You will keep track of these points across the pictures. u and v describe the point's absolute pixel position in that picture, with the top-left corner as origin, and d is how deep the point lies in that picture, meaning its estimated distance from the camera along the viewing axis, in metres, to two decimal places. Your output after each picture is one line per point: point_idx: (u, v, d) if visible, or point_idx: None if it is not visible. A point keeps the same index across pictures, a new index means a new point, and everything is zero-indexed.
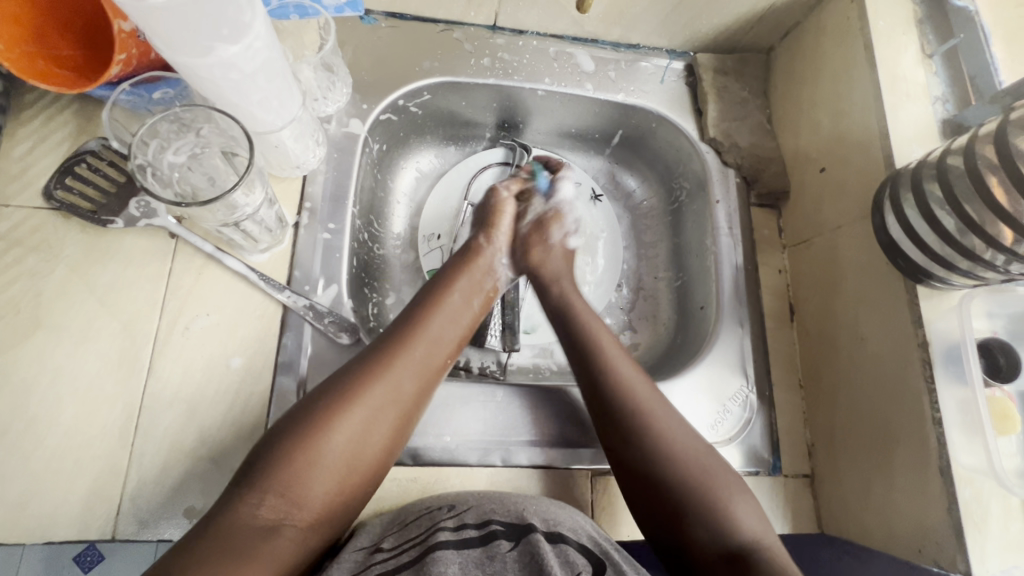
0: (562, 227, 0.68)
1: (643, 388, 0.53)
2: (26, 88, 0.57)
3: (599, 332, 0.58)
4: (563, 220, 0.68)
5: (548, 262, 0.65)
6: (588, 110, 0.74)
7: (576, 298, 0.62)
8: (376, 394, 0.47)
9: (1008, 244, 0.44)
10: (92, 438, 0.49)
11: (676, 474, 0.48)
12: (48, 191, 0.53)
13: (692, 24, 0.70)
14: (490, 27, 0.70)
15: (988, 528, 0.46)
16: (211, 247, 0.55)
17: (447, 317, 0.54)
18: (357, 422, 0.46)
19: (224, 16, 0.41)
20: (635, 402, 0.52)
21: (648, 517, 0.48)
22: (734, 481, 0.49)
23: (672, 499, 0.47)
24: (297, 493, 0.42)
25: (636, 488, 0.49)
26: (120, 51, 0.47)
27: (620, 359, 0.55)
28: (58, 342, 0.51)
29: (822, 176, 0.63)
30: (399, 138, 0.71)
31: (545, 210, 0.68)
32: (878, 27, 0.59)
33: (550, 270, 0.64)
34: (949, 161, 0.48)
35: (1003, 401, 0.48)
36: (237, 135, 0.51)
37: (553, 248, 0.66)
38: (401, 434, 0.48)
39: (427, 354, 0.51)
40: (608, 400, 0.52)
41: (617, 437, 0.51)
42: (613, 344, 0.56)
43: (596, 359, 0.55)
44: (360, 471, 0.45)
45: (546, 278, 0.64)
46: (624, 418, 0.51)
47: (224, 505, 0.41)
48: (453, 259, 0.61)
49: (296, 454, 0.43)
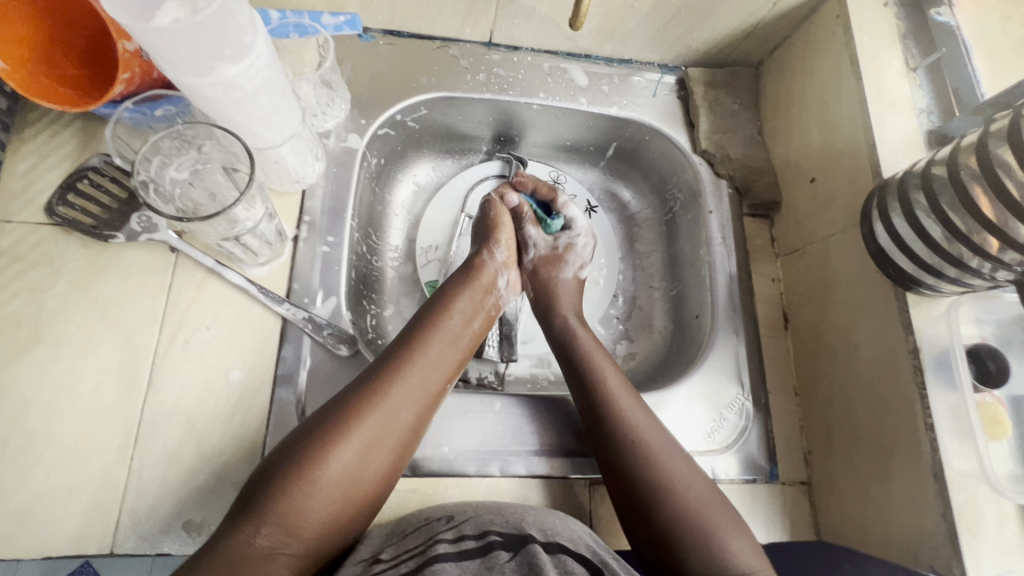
0: (572, 265, 0.67)
1: (649, 426, 0.52)
2: (30, 106, 0.58)
3: (600, 361, 0.58)
4: (574, 254, 0.67)
5: (561, 293, 0.65)
6: (583, 124, 0.75)
7: (579, 329, 0.62)
8: (370, 423, 0.47)
9: (993, 252, 0.45)
10: (92, 451, 0.49)
11: (675, 507, 0.48)
12: (51, 207, 0.54)
13: (683, 39, 0.72)
14: (485, 44, 0.72)
15: (982, 534, 0.47)
16: (212, 260, 0.56)
17: (445, 342, 0.54)
18: (353, 451, 0.45)
19: (225, 37, 0.42)
20: (636, 441, 0.51)
21: (646, 544, 0.48)
22: (726, 511, 0.48)
23: (668, 534, 0.47)
24: (293, 521, 0.42)
25: (634, 521, 0.49)
26: (124, 70, 0.48)
27: (619, 384, 0.55)
28: (58, 356, 0.51)
29: (813, 186, 0.65)
30: (397, 152, 0.73)
31: (553, 245, 0.66)
32: (863, 42, 0.61)
33: (562, 301, 0.64)
34: (934, 171, 0.49)
35: (993, 406, 0.49)
36: (238, 151, 0.52)
37: (563, 283, 0.66)
38: (399, 459, 0.48)
39: (424, 380, 0.51)
40: (611, 437, 0.52)
41: (619, 474, 0.51)
42: (611, 369, 0.57)
43: (602, 396, 0.54)
44: (357, 497, 0.46)
45: (555, 302, 0.64)
46: (632, 463, 0.50)
47: (222, 535, 0.41)
48: (454, 276, 0.61)
49: (293, 482, 0.43)
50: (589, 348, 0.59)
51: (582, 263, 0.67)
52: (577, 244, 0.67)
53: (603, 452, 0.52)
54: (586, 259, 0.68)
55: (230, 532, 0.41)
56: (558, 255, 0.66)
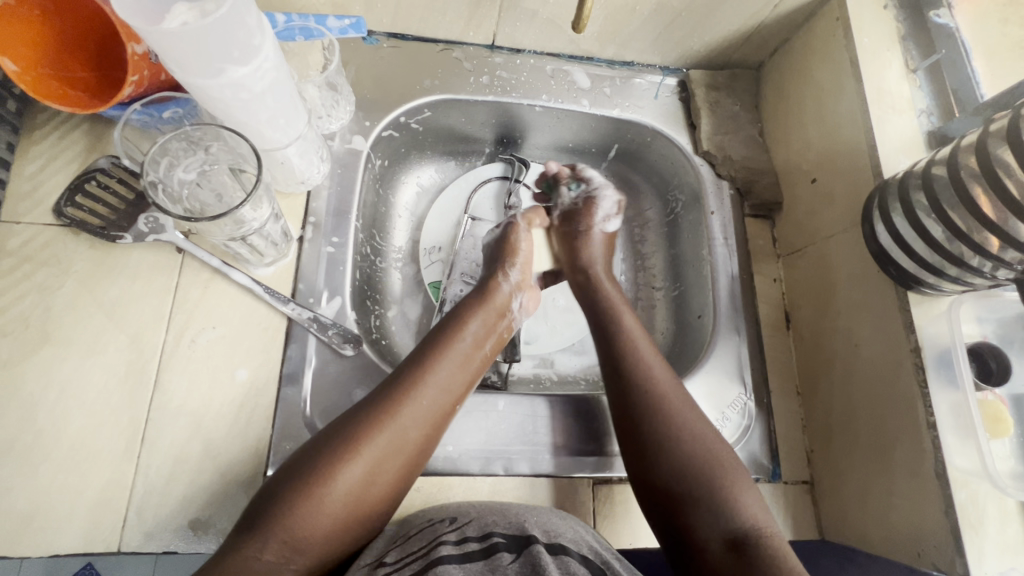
0: (596, 217, 0.72)
1: (662, 370, 0.55)
2: (39, 108, 0.58)
3: (623, 312, 0.61)
4: (597, 207, 0.73)
5: (589, 244, 0.70)
6: (585, 125, 0.76)
7: (607, 283, 0.66)
8: (380, 441, 0.47)
9: (994, 251, 0.46)
10: (100, 449, 0.49)
11: (683, 452, 0.49)
12: (59, 207, 0.54)
13: (684, 42, 0.72)
14: (488, 46, 0.73)
15: (984, 531, 0.47)
16: (218, 260, 0.57)
17: (456, 362, 0.54)
18: (361, 470, 0.46)
19: (234, 40, 0.42)
20: (652, 383, 0.53)
21: (651, 494, 0.49)
22: (736, 463, 0.49)
23: (672, 480, 0.48)
24: (299, 538, 0.43)
25: (643, 473, 0.50)
26: (132, 73, 0.49)
27: (641, 336, 0.58)
28: (66, 355, 0.52)
29: (814, 187, 0.65)
30: (401, 154, 0.73)
31: (575, 203, 0.74)
32: (863, 44, 0.61)
33: (587, 256, 0.69)
34: (934, 171, 0.50)
35: (995, 405, 0.49)
36: (244, 153, 0.52)
37: (592, 233, 0.71)
38: (405, 478, 0.48)
39: (434, 400, 0.51)
40: (627, 371, 0.55)
41: (631, 417, 0.52)
42: (634, 321, 0.60)
43: (621, 342, 0.57)
44: (362, 514, 0.46)
45: (582, 255, 0.69)
46: (645, 408, 0.52)
47: (229, 549, 0.41)
48: (468, 297, 0.61)
49: (300, 500, 0.43)
50: (616, 303, 0.63)
51: (607, 215, 0.73)
52: (599, 198, 0.73)
53: (618, 396, 0.54)
54: (610, 212, 0.74)
55: (237, 545, 0.41)
56: (584, 209, 0.72)
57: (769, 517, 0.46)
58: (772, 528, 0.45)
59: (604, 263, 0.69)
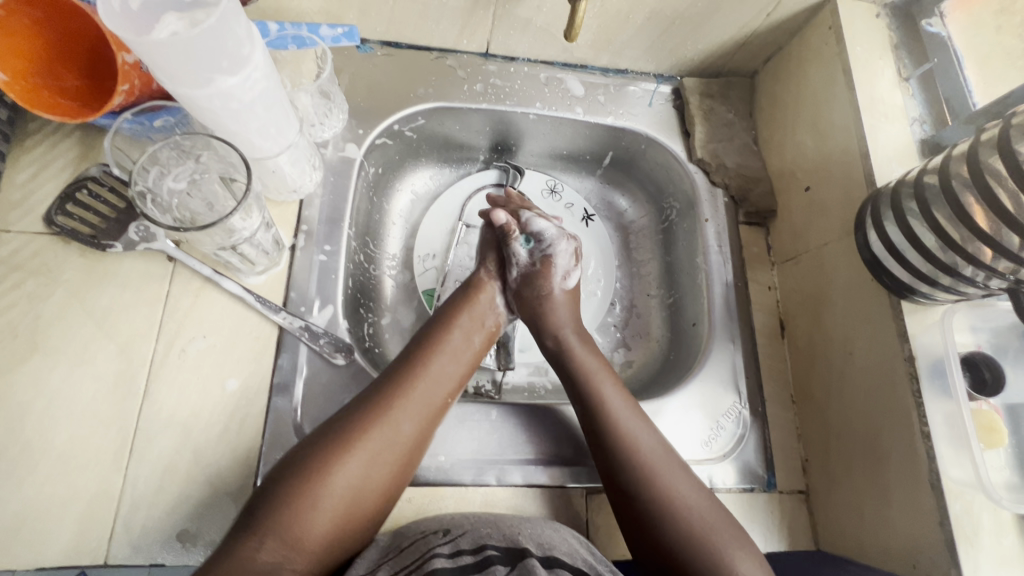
0: (556, 278, 0.63)
1: (627, 408, 0.55)
2: (31, 117, 0.58)
3: (598, 376, 0.57)
4: (554, 267, 0.64)
5: (551, 310, 0.62)
6: (579, 133, 0.76)
7: (577, 344, 0.60)
8: (375, 436, 0.47)
9: (987, 261, 0.45)
10: (88, 460, 0.49)
11: (677, 519, 0.48)
12: (49, 216, 0.53)
13: (679, 50, 0.72)
14: (482, 54, 0.73)
15: (980, 543, 0.46)
16: (210, 269, 0.56)
17: (448, 357, 0.54)
18: (358, 465, 0.46)
19: (224, 50, 0.42)
20: (641, 457, 0.51)
21: (647, 555, 0.48)
22: (729, 527, 0.48)
23: (669, 541, 0.47)
24: (297, 535, 0.42)
25: (638, 536, 0.49)
26: (123, 82, 0.49)
27: (615, 392, 0.56)
28: (55, 365, 0.51)
29: (808, 195, 0.65)
30: (395, 162, 0.73)
31: (532, 262, 0.64)
32: (856, 52, 0.62)
33: (553, 321, 0.61)
34: (926, 179, 0.50)
35: (990, 414, 0.49)
36: (235, 162, 0.52)
37: (552, 297, 0.63)
38: (402, 473, 0.48)
39: (426, 395, 0.51)
40: (603, 428, 0.53)
41: (616, 476, 0.51)
42: (613, 389, 0.56)
43: (597, 399, 0.55)
44: (361, 512, 0.46)
45: (549, 323, 0.61)
46: (630, 467, 0.51)
47: (226, 547, 0.41)
48: (454, 295, 0.61)
49: (297, 496, 0.43)
50: (588, 366, 0.58)
51: (566, 272, 0.64)
52: (557, 256, 0.64)
53: (601, 457, 0.53)
54: (568, 264, 0.65)
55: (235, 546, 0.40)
56: (540, 270, 0.63)
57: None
58: None
59: (574, 327, 0.62)
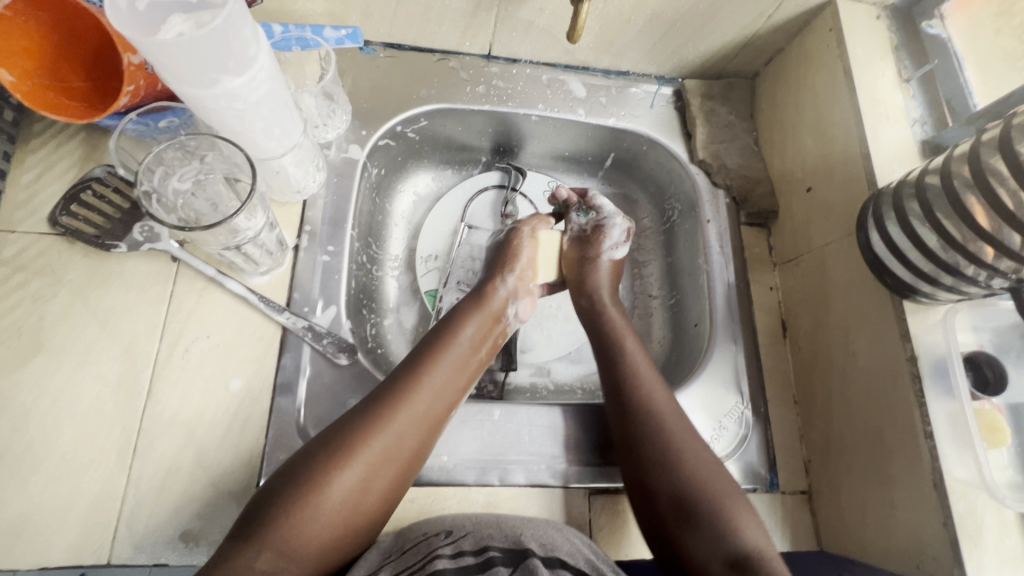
0: (605, 246, 0.68)
1: (647, 368, 0.57)
2: (35, 118, 0.58)
3: (625, 338, 0.61)
4: (605, 237, 0.68)
5: (597, 272, 0.67)
6: (582, 135, 0.76)
7: (613, 307, 0.65)
8: (376, 447, 0.47)
9: (989, 261, 0.46)
10: (91, 460, 0.49)
11: (685, 475, 0.49)
12: (54, 217, 0.54)
13: (680, 52, 0.73)
14: (484, 56, 0.73)
15: (984, 542, 0.46)
16: (213, 270, 0.57)
17: (451, 367, 0.54)
18: (357, 476, 0.45)
19: (230, 51, 0.43)
20: (655, 409, 0.53)
21: (652, 515, 0.49)
22: (733, 489, 0.49)
23: (674, 497, 0.48)
24: (295, 546, 0.42)
25: (644, 496, 0.50)
26: (129, 83, 0.49)
27: (637, 354, 0.59)
28: (59, 365, 0.51)
29: (810, 196, 0.65)
30: (398, 163, 0.73)
31: (585, 228, 0.69)
32: (856, 54, 0.62)
33: (595, 284, 0.66)
34: (927, 179, 0.50)
35: (992, 414, 0.49)
36: (239, 162, 0.52)
37: (599, 262, 0.67)
38: (400, 483, 0.48)
39: (428, 406, 0.51)
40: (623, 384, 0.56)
41: (628, 431, 0.53)
42: (637, 348, 0.60)
43: (623, 360, 0.58)
44: (358, 522, 0.46)
45: (589, 283, 0.66)
46: (642, 422, 0.53)
47: (223, 556, 0.41)
48: (461, 304, 0.61)
49: (295, 507, 0.43)
50: (618, 326, 0.62)
51: (614, 245, 0.68)
52: (610, 226, 0.68)
53: (618, 413, 0.55)
54: (618, 240, 0.68)
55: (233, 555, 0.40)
56: (592, 236, 0.68)
57: (768, 541, 0.47)
58: (770, 551, 0.45)
59: (612, 290, 0.66)
